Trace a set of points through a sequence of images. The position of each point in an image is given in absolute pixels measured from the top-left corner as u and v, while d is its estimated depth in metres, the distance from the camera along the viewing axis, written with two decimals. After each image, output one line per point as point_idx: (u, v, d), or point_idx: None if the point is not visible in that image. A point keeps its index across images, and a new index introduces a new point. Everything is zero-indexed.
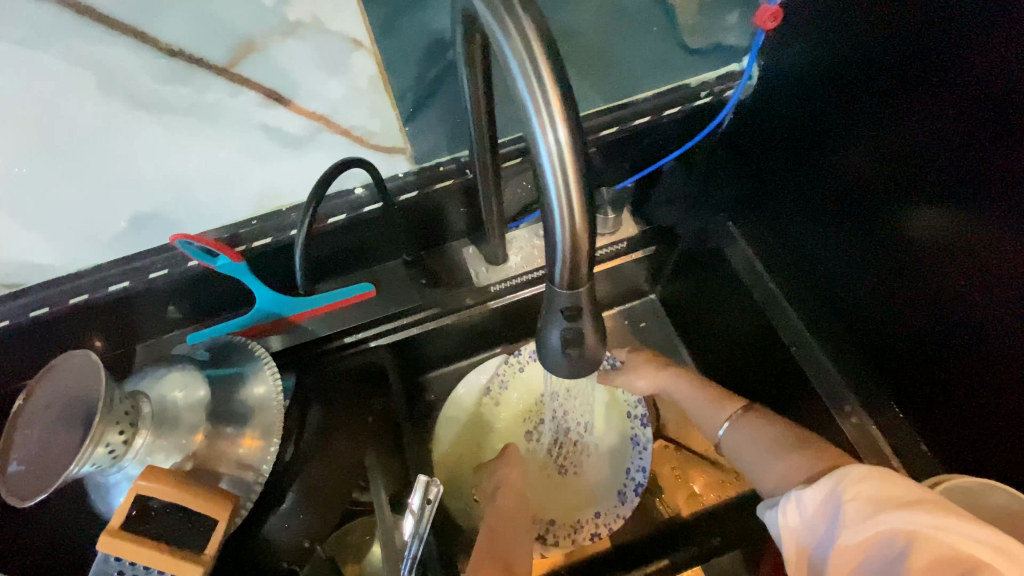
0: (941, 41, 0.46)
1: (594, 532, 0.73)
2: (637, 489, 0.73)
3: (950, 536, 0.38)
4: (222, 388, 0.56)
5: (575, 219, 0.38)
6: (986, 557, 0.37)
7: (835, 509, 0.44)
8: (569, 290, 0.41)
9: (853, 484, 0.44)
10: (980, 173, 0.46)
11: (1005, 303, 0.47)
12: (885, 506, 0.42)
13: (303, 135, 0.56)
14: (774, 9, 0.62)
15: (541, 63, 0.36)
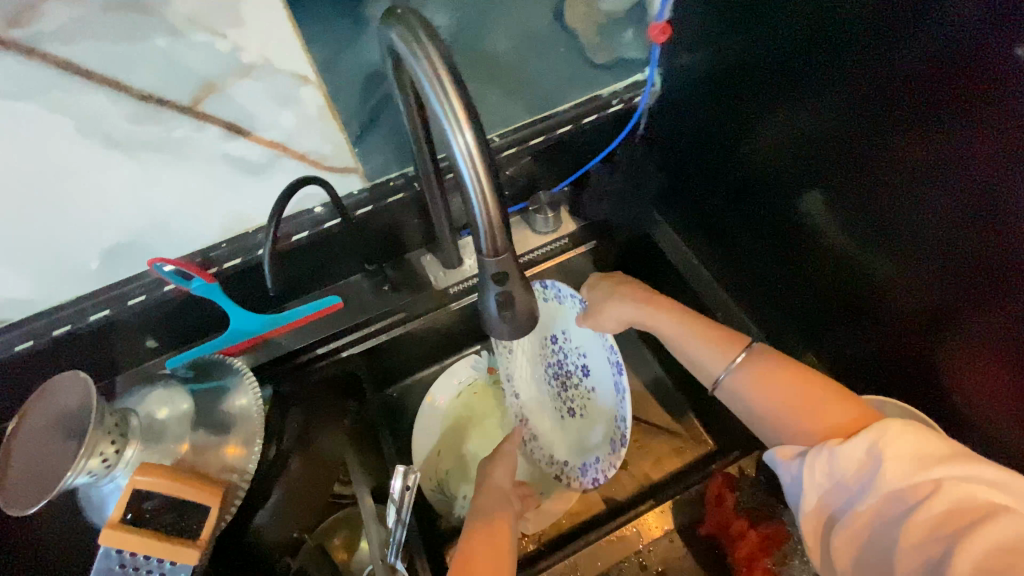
0: (815, 45, 0.51)
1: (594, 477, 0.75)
2: (621, 439, 0.72)
3: (971, 486, 0.45)
4: (205, 401, 0.61)
5: (490, 209, 0.39)
6: (1000, 499, 0.44)
7: (873, 464, 0.49)
8: (495, 258, 0.42)
9: (892, 443, 0.48)
10: (882, 172, 0.50)
11: (896, 272, 0.54)
12: (923, 463, 0.47)
13: (263, 163, 0.57)
14: (661, 25, 0.69)
15: (447, 84, 0.37)
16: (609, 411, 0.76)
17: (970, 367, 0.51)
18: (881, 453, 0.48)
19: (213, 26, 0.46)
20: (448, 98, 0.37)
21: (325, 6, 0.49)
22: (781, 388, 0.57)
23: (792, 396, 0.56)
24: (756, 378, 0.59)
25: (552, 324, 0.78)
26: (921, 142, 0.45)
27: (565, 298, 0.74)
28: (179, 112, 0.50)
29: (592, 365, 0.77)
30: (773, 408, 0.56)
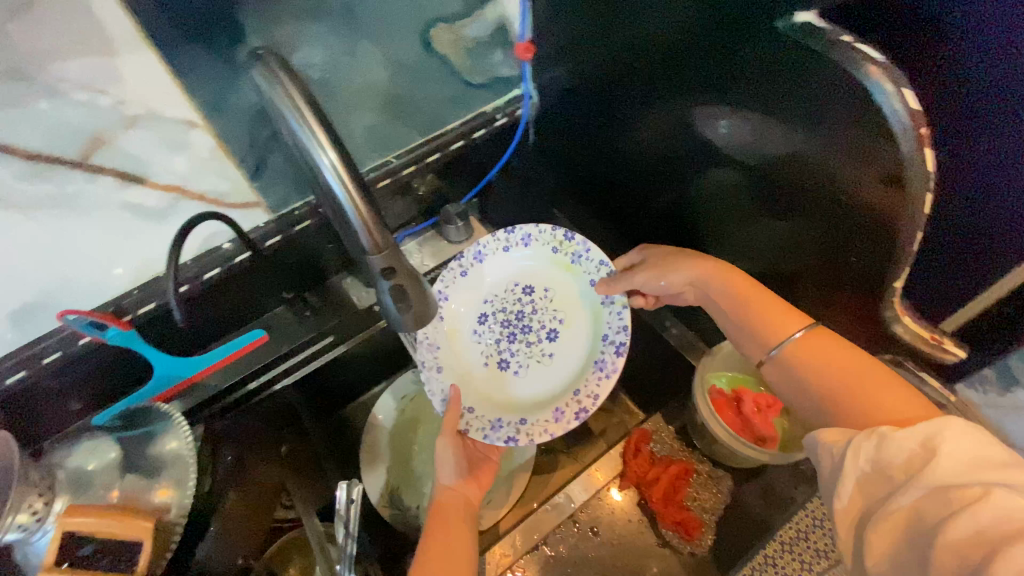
0: (642, 44, 0.61)
1: (511, 435, 0.70)
2: (580, 413, 0.70)
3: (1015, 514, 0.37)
4: (134, 449, 0.62)
5: (360, 208, 0.44)
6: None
7: (927, 458, 0.42)
8: (378, 252, 0.46)
9: (952, 438, 0.42)
10: (715, 140, 0.59)
11: (746, 224, 0.62)
12: (928, 457, 0.43)
13: (163, 207, 0.61)
14: (524, 44, 0.77)
15: (303, 108, 0.42)
16: (570, 377, 0.75)
17: (821, 299, 0.59)
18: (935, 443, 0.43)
19: (94, 84, 0.50)
20: (305, 117, 0.42)
21: (202, 57, 0.54)
22: (838, 369, 0.52)
23: (843, 374, 0.52)
24: (811, 351, 0.55)
25: (540, 276, 0.80)
26: (735, 111, 0.54)
27: (591, 261, 0.77)
28: (71, 167, 0.53)
29: (569, 329, 0.77)
30: (823, 386, 0.53)
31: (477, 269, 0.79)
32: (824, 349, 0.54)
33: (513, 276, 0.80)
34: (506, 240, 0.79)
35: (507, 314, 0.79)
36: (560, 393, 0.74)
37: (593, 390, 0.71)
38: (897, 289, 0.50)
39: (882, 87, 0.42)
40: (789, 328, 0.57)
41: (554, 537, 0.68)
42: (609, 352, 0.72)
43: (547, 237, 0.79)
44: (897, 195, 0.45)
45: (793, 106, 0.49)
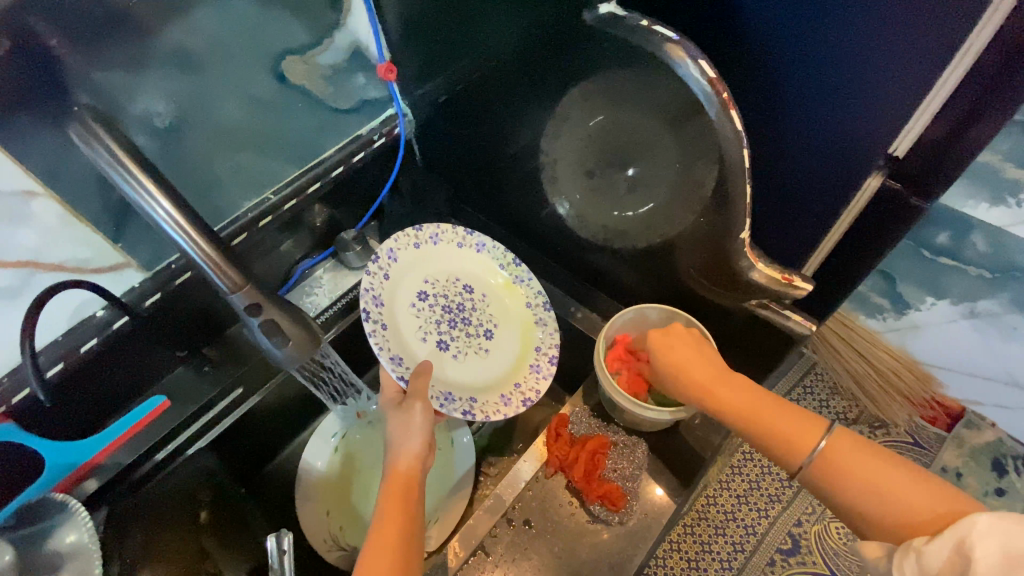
0: (477, 52, 0.66)
1: (466, 409, 0.70)
2: (524, 401, 0.74)
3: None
4: (30, 545, 0.58)
5: (201, 244, 0.49)
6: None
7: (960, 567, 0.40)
8: (236, 291, 0.51)
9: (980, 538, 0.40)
10: (552, 130, 0.65)
11: (602, 203, 0.66)
12: (953, 556, 0.41)
13: (15, 285, 0.58)
14: (386, 64, 0.78)
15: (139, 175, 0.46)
16: (506, 373, 0.77)
17: (692, 260, 0.62)
18: (955, 537, 0.41)
19: None
20: (136, 178, 0.46)
21: (30, 123, 0.51)
22: (864, 481, 0.48)
23: (872, 493, 0.47)
24: (836, 461, 0.49)
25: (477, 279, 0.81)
26: (576, 98, 0.59)
27: (527, 286, 0.82)
28: None
29: (504, 331, 0.80)
30: (851, 493, 0.48)
31: (425, 250, 0.79)
32: (854, 470, 0.49)
33: (456, 270, 0.80)
34: (462, 237, 0.82)
35: (447, 301, 0.78)
36: (500, 383, 0.76)
37: (534, 385, 0.76)
38: (744, 241, 0.54)
39: (684, 63, 0.47)
40: (807, 439, 0.51)
41: (491, 540, 0.68)
42: (544, 359, 0.78)
43: (497, 254, 0.83)
44: (720, 154, 0.50)
45: (624, 88, 0.54)
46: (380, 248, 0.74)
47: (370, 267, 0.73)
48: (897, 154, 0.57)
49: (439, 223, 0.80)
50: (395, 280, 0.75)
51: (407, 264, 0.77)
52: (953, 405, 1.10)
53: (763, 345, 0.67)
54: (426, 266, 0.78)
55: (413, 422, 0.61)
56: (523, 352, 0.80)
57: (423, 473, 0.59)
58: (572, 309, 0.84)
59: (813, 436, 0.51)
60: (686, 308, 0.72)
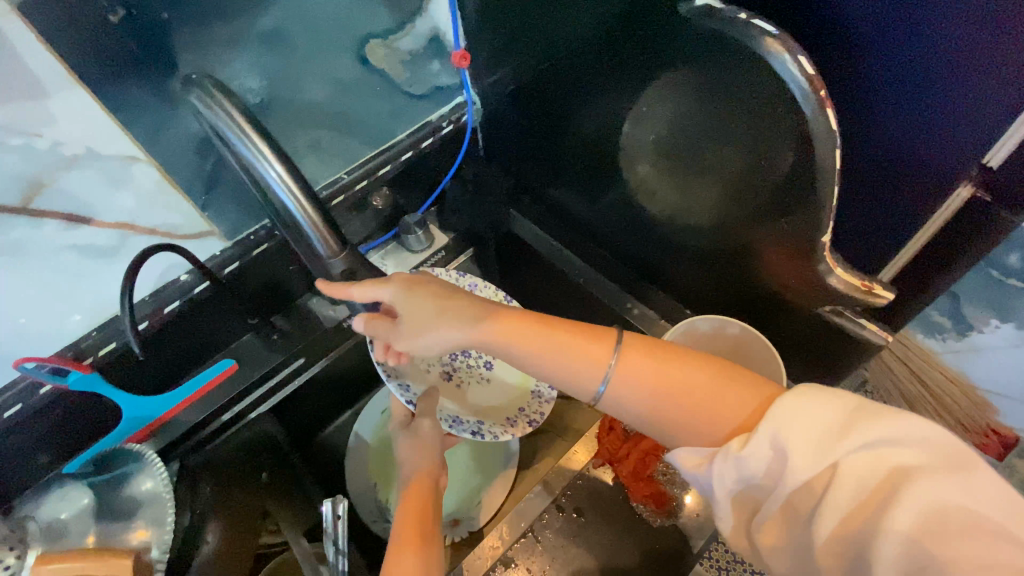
0: (553, 42, 0.66)
1: (475, 430, 0.71)
2: (530, 422, 0.74)
3: (881, 458, 0.38)
4: (109, 491, 0.62)
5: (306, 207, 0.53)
6: (913, 479, 0.37)
7: (787, 458, 0.40)
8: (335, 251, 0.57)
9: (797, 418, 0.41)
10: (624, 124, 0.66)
11: (666, 196, 0.67)
12: (826, 446, 0.40)
13: (113, 245, 0.61)
14: (461, 52, 0.80)
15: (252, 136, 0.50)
16: (509, 398, 0.78)
17: (768, 261, 0.61)
18: (780, 443, 0.40)
19: (29, 129, 0.50)
20: (249, 138, 0.50)
21: (137, 93, 0.55)
22: (728, 393, 0.45)
23: (718, 399, 0.45)
24: (631, 380, 0.47)
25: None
26: (655, 93, 0.59)
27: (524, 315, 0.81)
28: (15, 214, 0.53)
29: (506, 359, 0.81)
30: (692, 399, 0.45)
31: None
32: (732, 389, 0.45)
33: None
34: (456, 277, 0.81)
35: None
36: (507, 406, 0.77)
37: (539, 408, 0.76)
38: (826, 245, 0.54)
39: (780, 59, 0.46)
40: (601, 355, 0.48)
41: (541, 524, 0.69)
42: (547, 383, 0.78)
43: (490, 289, 0.81)
44: (809, 154, 0.49)
45: (708, 85, 0.53)
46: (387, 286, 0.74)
47: (376, 304, 0.73)
48: (990, 166, 0.55)
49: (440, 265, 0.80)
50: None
51: None
52: (1008, 435, 1.04)
53: (829, 353, 0.65)
54: None
55: (424, 440, 0.67)
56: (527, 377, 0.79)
57: (433, 486, 0.63)
58: (629, 305, 0.83)
59: (608, 353, 0.48)
60: (746, 311, 0.71)
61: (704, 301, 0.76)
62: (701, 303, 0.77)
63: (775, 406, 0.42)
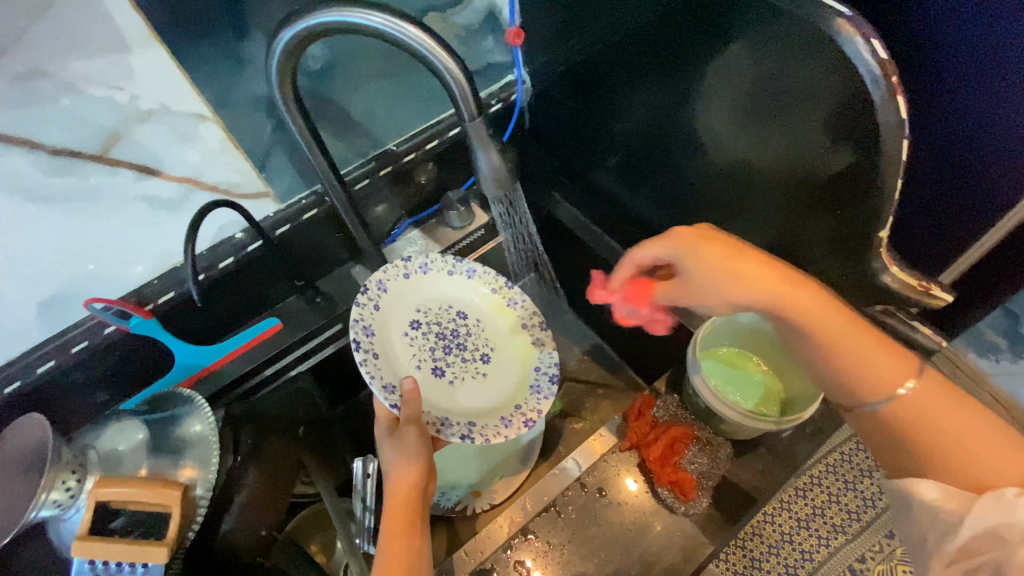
0: (611, 20, 0.66)
1: (464, 433, 0.70)
2: (525, 422, 0.73)
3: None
4: (160, 429, 0.64)
5: (448, 61, 0.53)
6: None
7: None
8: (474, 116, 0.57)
9: None
10: (678, 104, 0.64)
11: (714, 181, 0.67)
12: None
13: (177, 199, 0.65)
14: (515, 29, 0.79)
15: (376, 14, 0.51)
16: (504, 398, 0.76)
17: (820, 257, 0.60)
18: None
19: (108, 81, 0.53)
20: (371, 14, 0.51)
21: (208, 52, 0.57)
22: (949, 408, 0.45)
23: (975, 433, 0.44)
24: (914, 404, 0.45)
25: (472, 304, 0.82)
26: (713, 73, 0.58)
27: (521, 305, 0.82)
28: (93, 162, 0.57)
29: (501, 355, 0.80)
30: (855, 367, 0.46)
31: (418, 278, 0.79)
32: (930, 392, 0.45)
33: (450, 297, 0.81)
34: (452, 265, 0.82)
35: (440, 328, 0.79)
36: (503, 405, 0.75)
37: (537, 405, 0.75)
38: (881, 239, 0.53)
39: (851, 41, 0.45)
40: (894, 375, 0.45)
41: (563, 500, 0.69)
42: (544, 379, 0.77)
43: (487, 278, 0.82)
44: (874, 142, 0.48)
45: (773, 68, 0.52)
46: (370, 279, 0.74)
47: (360, 298, 0.73)
48: None
49: (428, 254, 0.81)
50: (385, 311, 0.75)
51: (398, 294, 0.77)
52: None
53: None
54: (417, 297, 0.79)
55: (410, 441, 0.60)
56: (524, 374, 0.79)
57: (422, 487, 0.59)
58: None
59: (904, 374, 0.45)
60: None
61: None
62: None
63: None
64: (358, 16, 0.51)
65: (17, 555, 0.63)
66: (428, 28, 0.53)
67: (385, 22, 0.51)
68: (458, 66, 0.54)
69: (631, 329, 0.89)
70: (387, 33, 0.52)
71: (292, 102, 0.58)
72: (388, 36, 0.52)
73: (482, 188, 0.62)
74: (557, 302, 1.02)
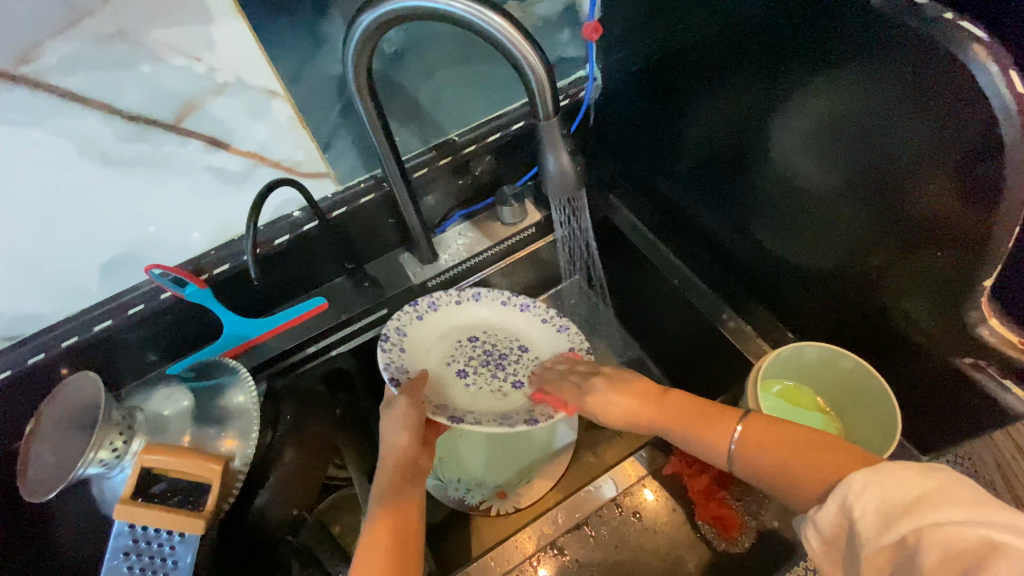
0: (697, 24, 0.63)
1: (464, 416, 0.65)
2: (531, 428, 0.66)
3: (975, 524, 0.33)
4: (205, 396, 0.64)
5: (528, 53, 0.50)
6: (1009, 541, 0.32)
7: (851, 525, 0.39)
8: (547, 118, 0.54)
9: (857, 497, 0.39)
10: (761, 117, 0.61)
11: (789, 196, 0.63)
12: (894, 514, 0.37)
13: (243, 172, 0.64)
14: (593, 24, 0.77)
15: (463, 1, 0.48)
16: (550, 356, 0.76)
17: (912, 296, 0.55)
18: (848, 506, 0.39)
19: (188, 51, 0.53)
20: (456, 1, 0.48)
21: (289, 29, 0.57)
22: (778, 437, 0.48)
23: (785, 462, 0.47)
24: (755, 438, 0.49)
25: (513, 326, 0.80)
26: (807, 88, 0.54)
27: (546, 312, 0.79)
28: (166, 130, 0.57)
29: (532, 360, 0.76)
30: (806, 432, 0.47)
31: (429, 319, 0.77)
32: (757, 427, 0.50)
33: (489, 322, 0.80)
34: (477, 292, 0.80)
35: (482, 348, 0.77)
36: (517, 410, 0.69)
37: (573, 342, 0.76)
38: (985, 287, 0.49)
39: (987, 70, 0.40)
40: (724, 427, 0.52)
41: (597, 519, 0.66)
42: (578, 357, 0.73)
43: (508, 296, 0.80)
44: (996, 183, 0.43)
45: (889, 90, 0.47)
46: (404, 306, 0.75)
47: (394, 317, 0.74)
48: None
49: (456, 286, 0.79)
50: (410, 347, 0.72)
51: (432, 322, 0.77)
52: None
53: (956, 407, 0.58)
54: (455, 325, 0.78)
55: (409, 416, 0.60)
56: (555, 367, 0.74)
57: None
58: (725, 316, 0.76)
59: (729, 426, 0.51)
60: (858, 342, 0.65)
61: (806, 322, 0.71)
62: (804, 325, 0.71)
63: (850, 481, 0.40)
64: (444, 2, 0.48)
65: (64, 501, 0.65)
66: (512, 17, 0.49)
67: (469, 10, 0.49)
68: (537, 55, 0.50)
69: (679, 346, 0.86)
70: (471, 23, 0.49)
71: (364, 86, 0.56)
72: (472, 27, 0.49)
73: (544, 191, 0.60)
74: (601, 307, 0.99)
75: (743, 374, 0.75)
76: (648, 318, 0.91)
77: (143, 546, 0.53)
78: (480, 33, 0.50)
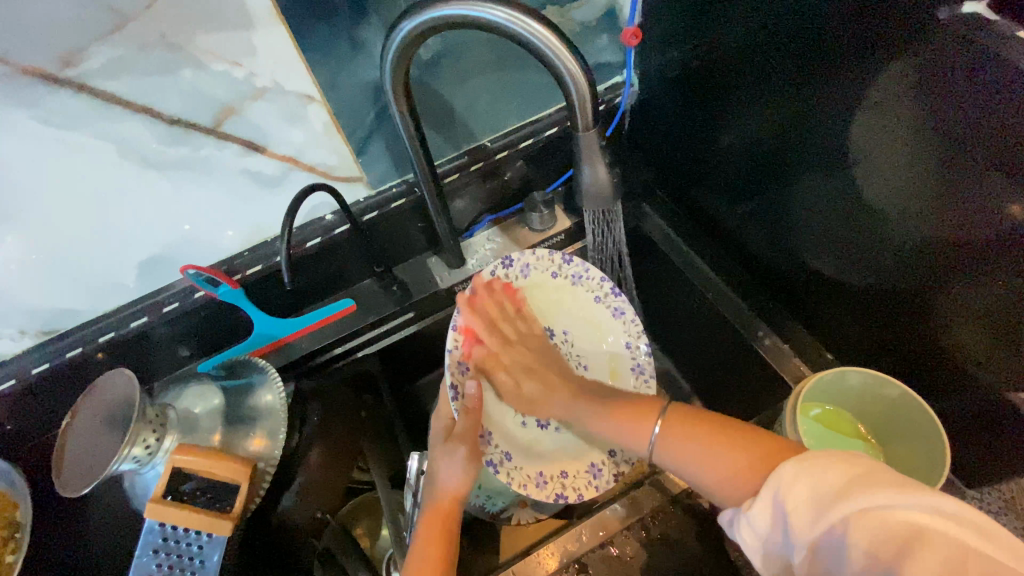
0: (739, 32, 0.61)
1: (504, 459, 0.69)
2: (557, 497, 0.69)
3: (899, 509, 0.36)
4: (235, 395, 0.65)
5: (570, 62, 0.48)
6: (937, 526, 0.34)
7: (782, 518, 0.40)
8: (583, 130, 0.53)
9: (788, 489, 0.41)
10: (808, 131, 0.59)
11: (833, 213, 0.61)
12: (824, 503, 0.38)
13: (277, 176, 0.65)
14: (633, 28, 0.73)
15: (504, 10, 0.47)
16: (564, 454, 0.72)
17: (966, 325, 0.53)
18: (781, 501, 0.41)
19: (229, 56, 0.53)
20: (497, 11, 0.47)
21: (328, 35, 0.56)
22: (705, 425, 0.53)
23: (713, 453, 0.50)
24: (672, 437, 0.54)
25: (579, 317, 0.77)
26: (861, 103, 0.52)
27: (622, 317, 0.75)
28: (204, 133, 0.57)
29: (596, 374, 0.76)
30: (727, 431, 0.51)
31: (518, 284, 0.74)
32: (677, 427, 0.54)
33: (562, 309, 0.77)
34: (557, 266, 0.75)
35: None
36: (557, 460, 0.72)
37: (581, 487, 0.70)
38: None
39: None
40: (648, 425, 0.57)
41: (621, 537, 0.65)
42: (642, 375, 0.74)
43: (591, 283, 0.76)
44: None
45: (949, 110, 0.45)
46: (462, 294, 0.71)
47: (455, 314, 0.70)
48: None
49: (534, 253, 0.74)
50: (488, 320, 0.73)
51: None
52: None
53: (1009, 440, 0.55)
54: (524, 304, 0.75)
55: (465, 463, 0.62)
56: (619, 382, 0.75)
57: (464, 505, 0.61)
58: (760, 333, 0.74)
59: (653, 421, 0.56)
60: (904, 367, 0.62)
61: (848, 343, 0.68)
62: (845, 345, 0.69)
63: (778, 475, 0.42)
64: (485, 10, 0.47)
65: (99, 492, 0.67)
66: (553, 27, 0.48)
67: (509, 19, 0.47)
68: (578, 65, 0.49)
69: (710, 358, 0.84)
70: (512, 32, 0.48)
71: (400, 94, 0.55)
72: (513, 36, 0.48)
73: (578, 202, 0.58)
74: None
75: (777, 393, 0.73)
76: (678, 328, 0.89)
77: (172, 545, 0.54)
78: (518, 44, 0.49)
